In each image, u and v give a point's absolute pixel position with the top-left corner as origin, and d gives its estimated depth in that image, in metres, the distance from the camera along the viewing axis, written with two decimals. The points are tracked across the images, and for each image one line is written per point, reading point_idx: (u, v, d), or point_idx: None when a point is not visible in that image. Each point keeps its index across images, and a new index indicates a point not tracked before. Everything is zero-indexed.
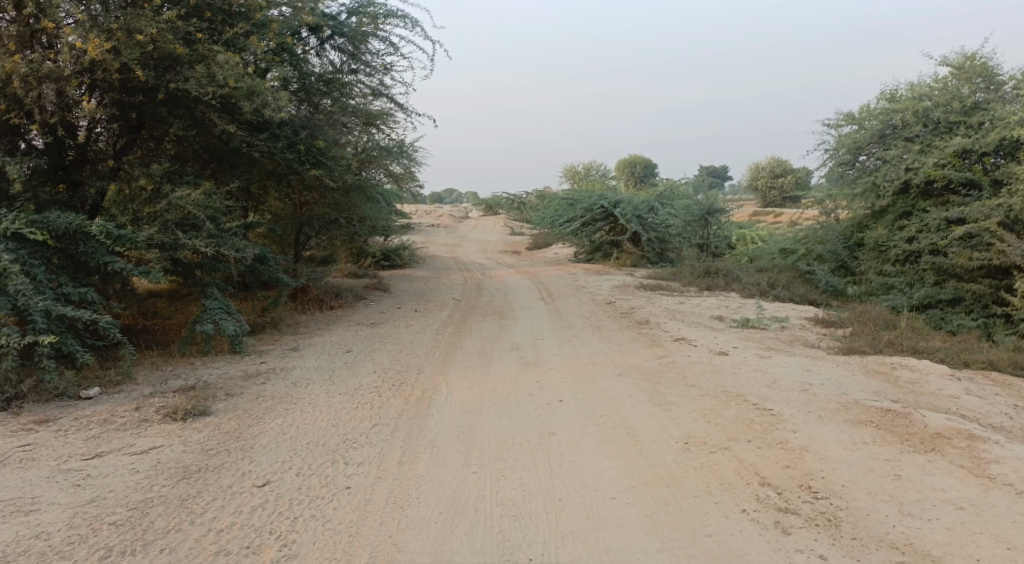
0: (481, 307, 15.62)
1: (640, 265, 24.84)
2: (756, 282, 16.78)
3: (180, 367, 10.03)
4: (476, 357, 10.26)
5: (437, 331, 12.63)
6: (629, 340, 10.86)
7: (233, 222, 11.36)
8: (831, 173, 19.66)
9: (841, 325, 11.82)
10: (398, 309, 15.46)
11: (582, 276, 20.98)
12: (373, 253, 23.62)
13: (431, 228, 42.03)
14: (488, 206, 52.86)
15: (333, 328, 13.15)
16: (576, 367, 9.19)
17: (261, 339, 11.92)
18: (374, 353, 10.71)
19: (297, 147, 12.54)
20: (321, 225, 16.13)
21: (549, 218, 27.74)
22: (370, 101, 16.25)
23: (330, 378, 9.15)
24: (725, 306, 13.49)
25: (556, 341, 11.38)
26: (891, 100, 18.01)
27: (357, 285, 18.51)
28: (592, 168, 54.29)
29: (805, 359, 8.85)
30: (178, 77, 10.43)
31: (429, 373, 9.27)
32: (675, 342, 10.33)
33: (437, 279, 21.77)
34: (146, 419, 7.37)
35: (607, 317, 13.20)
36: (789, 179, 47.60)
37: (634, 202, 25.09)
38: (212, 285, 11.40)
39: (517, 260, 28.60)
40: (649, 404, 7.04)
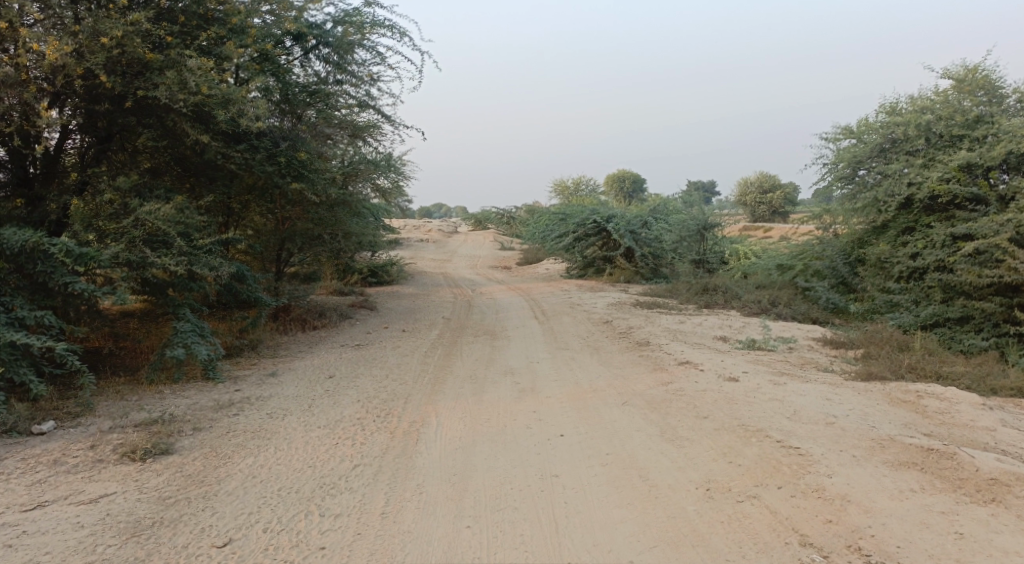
0: (471, 327, 14.93)
1: (634, 280, 24.30)
2: (757, 299, 16.16)
3: (146, 396, 9.22)
4: (467, 382, 9.58)
5: (425, 353, 11.92)
6: (630, 364, 10.22)
7: (207, 239, 10.66)
8: (830, 187, 19.13)
9: (851, 347, 11.23)
10: (384, 329, 14.74)
11: (576, 292, 20.35)
12: (359, 269, 22.88)
13: (420, 243, 41.37)
14: (478, 222, 52.37)
15: (316, 350, 12.45)
16: (575, 395, 8.52)
17: (238, 363, 11.19)
18: (357, 378, 9.98)
19: (278, 159, 11.85)
20: (305, 242, 15.50)
21: (541, 234, 27.20)
22: (356, 113, 15.58)
23: (309, 407, 8.44)
24: (727, 325, 12.88)
25: (552, 365, 10.70)
26: (890, 113, 17.51)
27: (343, 303, 17.79)
28: (582, 183, 53.77)
29: (823, 386, 8.23)
30: (147, 85, 9.82)
31: (418, 401, 8.58)
32: (679, 365, 9.69)
33: (426, 296, 21.07)
34: (101, 460, 6.60)
35: (605, 337, 12.55)
36: (779, 195, 47.42)
37: (627, 217, 24.85)
38: (185, 305, 10.65)
39: (508, 276, 27.94)
40: (659, 438, 6.40)
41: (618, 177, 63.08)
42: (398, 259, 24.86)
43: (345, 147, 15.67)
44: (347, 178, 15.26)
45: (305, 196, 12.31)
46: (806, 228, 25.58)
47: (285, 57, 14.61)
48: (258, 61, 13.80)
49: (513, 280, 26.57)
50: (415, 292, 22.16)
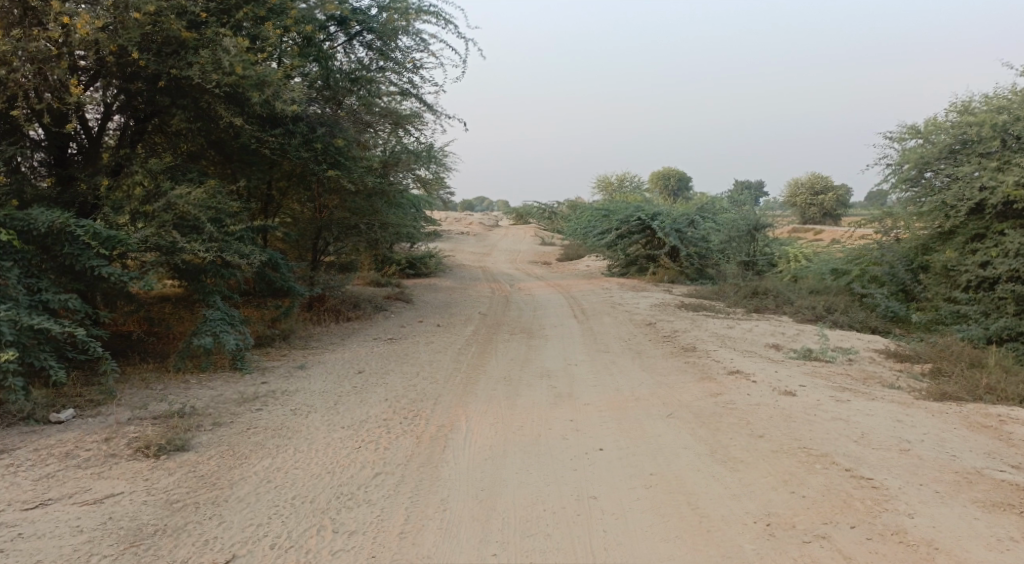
0: (508, 324, 14.46)
1: (679, 280, 23.63)
2: (811, 305, 15.36)
3: (171, 386, 8.91)
4: (501, 384, 9.08)
5: (460, 351, 11.49)
6: (675, 371, 9.62)
7: (240, 226, 10.36)
8: (892, 190, 18.17)
9: (917, 363, 10.48)
10: (419, 323, 14.34)
11: (617, 291, 19.73)
12: (397, 260, 22.57)
13: (460, 236, 41.04)
14: (519, 216, 51.85)
15: (349, 343, 12.13)
16: (616, 403, 7.96)
17: (268, 354, 10.89)
18: (387, 374, 9.57)
19: (313, 144, 11.50)
20: (342, 232, 15.19)
21: (583, 230, 26.60)
22: (398, 102, 15.21)
23: (334, 405, 8.02)
24: (780, 332, 12.18)
25: (591, 368, 10.15)
26: (963, 113, 16.50)
27: (379, 294, 17.47)
28: (625, 179, 52.88)
29: (890, 405, 7.58)
30: (181, 64, 9.50)
31: (448, 403, 8.10)
32: (729, 374, 9.07)
33: (464, 290, 20.67)
34: (114, 455, 6.22)
35: (648, 340, 11.96)
36: (830, 198, 46.01)
37: (673, 215, 24.12)
38: (216, 292, 10.35)
39: (547, 272, 27.40)
40: (709, 459, 5.83)
41: (663, 175, 61.98)
42: (437, 251, 24.49)
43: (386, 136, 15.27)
44: (387, 168, 14.90)
45: (341, 184, 11.98)
46: (861, 232, 24.47)
47: (328, 44, 14.31)
48: (301, 47, 13.48)
49: (552, 276, 26.02)
50: (453, 285, 21.77)
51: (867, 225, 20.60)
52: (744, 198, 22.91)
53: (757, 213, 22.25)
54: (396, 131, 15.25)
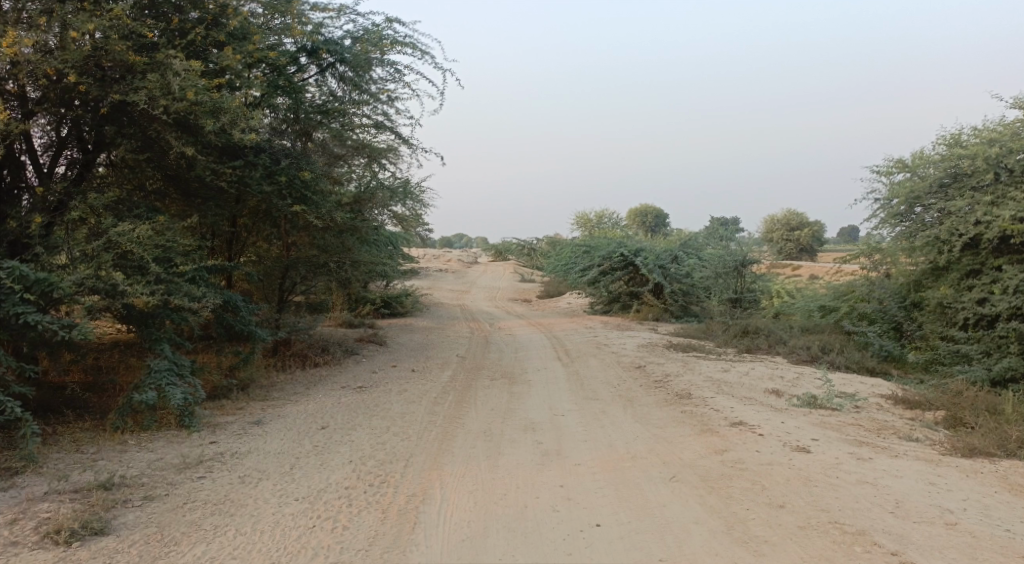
0: (488, 368, 13.54)
1: (663, 318, 22.88)
2: (806, 345, 14.66)
3: (106, 449, 7.87)
4: (481, 440, 8.14)
5: (434, 400, 10.53)
6: (671, 422, 8.75)
7: (192, 265, 9.44)
8: (881, 226, 17.66)
9: (929, 410, 9.73)
10: (392, 368, 13.40)
11: (600, 331, 18.93)
12: (371, 299, 21.63)
13: (438, 273, 40.20)
14: (498, 252, 51.16)
15: (315, 392, 11.17)
16: (609, 463, 7.05)
17: (221, 407, 9.88)
18: (354, 430, 8.58)
19: (278, 177, 10.59)
20: (309, 270, 14.09)
21: (563, 267, 25.88)
22: (372, 135, 14.38)
23: (291, 470, 7.03)
24: (778, 376, 11.41)
25: (578, 419, 9.25)
26: (952, 146, 16.07)
27: (350, 336, 16.49)
28: (604, 216, 52.46)
29: (918, 463, 6.78)
30: (127, 89, 8.66)
31: (421, 466, 7.14)
32: (732, 426, 8.24)
33: (442, 330, 19.75)
34: (16, 542, 5.22)
35: (639, 386, 11.10)
36: (806, 233, 45.90)
37: (657, 251, 23.45)
38: (164, 340, 9.37)
39: (528, 310, 26.56)
40: (731, 546, 4.95)
41: (641, 212, 61.85)
42: (413, 290, 23.59)
43: (360, 170, 14.48)
44: (360, 203, 14.07)
45: (307, 220, 11.06)
46: (848, 268, 23.94)
47: (298, 75, 13.50)
48: (268, 79, 12.72)
49: (532, 314, 25.17)
50: (430, 325, 20.84)
51: (855, 261, 20.04)
52: (729, 233, 22.11)
53: (745, 247, 21.28)
54: (371, 166, 14.49)
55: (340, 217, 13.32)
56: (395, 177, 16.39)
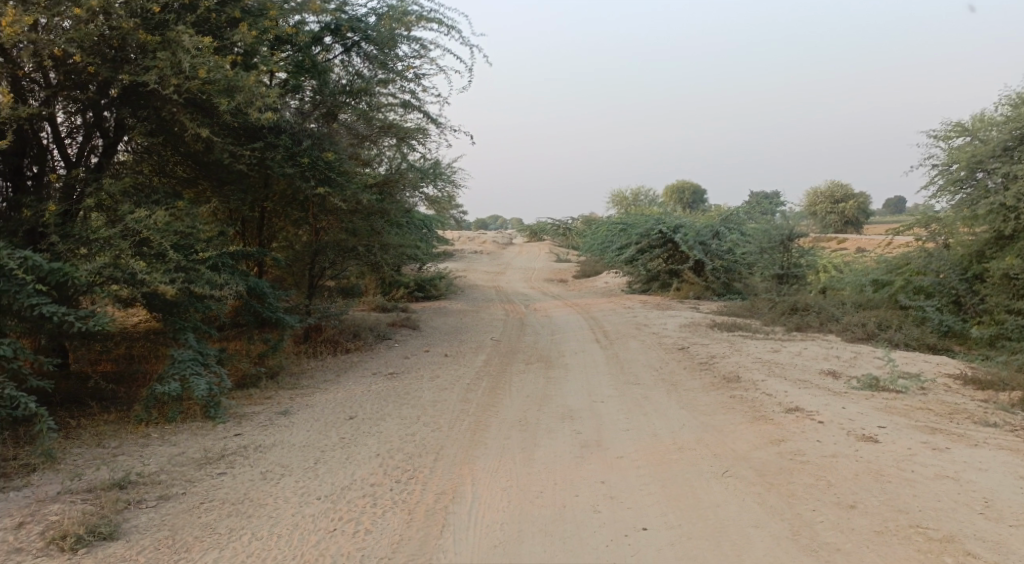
0: (524, 351, 13.05)
1: (704, 296, 22.10)
2: (860, 322, 13.85)
3: (128, 443, 7.57)
4: (516, 431, 7.65)
5: (468, 386, 10.06)
6: (721, 408, 8.15)
7: (212, 251, 9.09)
8: (939, 194, 16.65)
9: (1003, 391, 8.98)
10: (425, 353, 12.99)
11: (640, 311, 18.28)
12: (404, 283, 21.24)
13: (473, 255, 39.76)
14: (533, 233, 50.52)
15: (346, 379, 10.82)
16: (652, 455, 6.51)
17: (249, 396, 9.50)
18: (383, 420, 8.16)
19: (301, 159, 10.16)
20: (338, 254, 13.70)
21: (600, 246, 25.23)
22: (401, 115, 13.90)
23: (314, 465, 6.62)
24: (834, 356, 10.70)
25: (620, 406, 8.70)
26: (1017, 106, 15.01)
27: (383, 321, 16.12)
28: (640, 193, 51.39)
29: (1002, 453, 6.12)
30: (138, 69, 8.27)
31: (451, 460, 6.68)
32: (788, 412, 7.62)
33: (476, 312, 19.30)
34: (20, 550, 4.89)
35: (683, 369, 10.50)
36: (852, 205, 44.36)
37: (697, 227, 22.62)
38: (187, 328, 9.04)
39: (564, 291, 25.97)
40: (800, 557, 4.40)
41: (678, 188, 60.60)
42: (447, 272, 23.14)
43: (389, 151, 14.02)
44: (388, 185, 13.66)
45: (332, 202, 10.63)
46: (899, 240, 22.89)
47: (323, 54, 13.06)
48: (292, 60, 12.30)
49: (569, 294, 24.62)
50: (464, 307, 20.39)
51: (909, 233, 19.05)
52: (773, 206, 21.21)
53: (791, 221, 20.37)
54: (401, 146, 14.02)
55: (369, 199, 12.89)
56: (425, 158, 15.89)
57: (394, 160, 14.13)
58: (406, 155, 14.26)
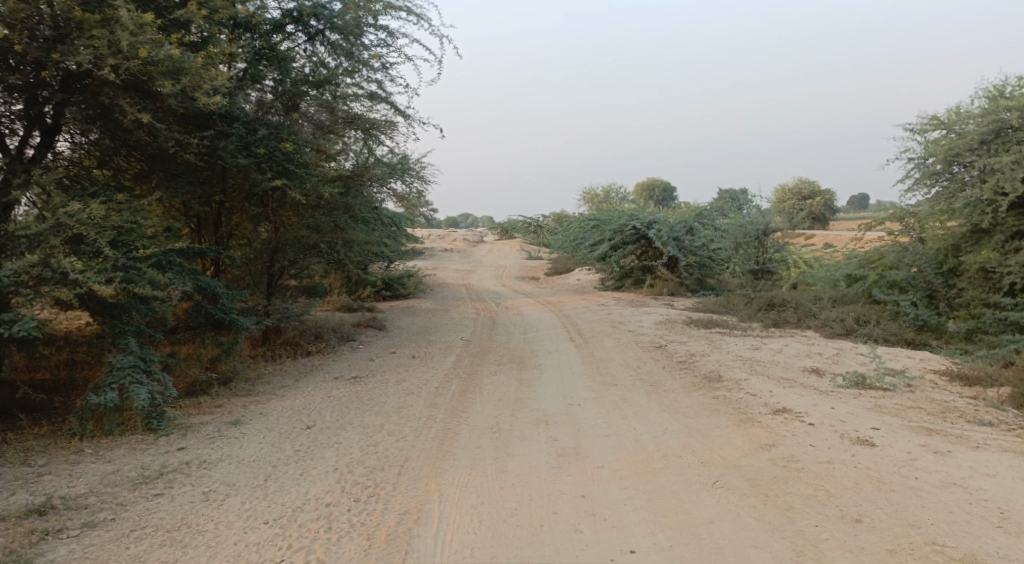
0: (495, 352, 12.52)
1: (678, 293, 21.76)
2: (838, 317, 13.53)
3: (57, 459, 6.90)
4: (487, 439, 7.11)
5: (436, 390, 9.48)
6: (704, 410, 7.70)
7: (155, 249, 8.46)
8: (914, 188, 16.43)
9: (993, 387, 8.68)
10: (391, 355, 12.38)
11: (613, 308, 17.84)
12: (371, 281, 20.56)
13: (443, 253, 39.08)
14: (504, 230, 49.96)
15: (306, 384, 10.17)
16: (632, 464, 6.04)
17: (197, 405, 8.89)
18: (344, 429, 7.56)
19: (255, 149, 9.54)
20: (299, 252, 13.03)
21: (572, 242, 24.77)
22: (366, 107, 13.24)
23: (264, 482, 6.04)
24: (816, 353, 10.33)
25: (597, 409, 8.21)
26: (995, 98, 14.78)
27: (347, 321, 15.46)
28: (611, 190, 51.03)
29: (1005, 456, 5.75)
30: (72, 49, 7.51)
31: (416, 474, 6.13)
32: (776, 414, 7.19)
33: (445, 311, 18.71)
34: None
35: (661, 368, 10.05)
36: (820, 201, 44.49)
37: (670, 222, 22.24)
38: (128, 332, 8.41)
39: (536, 288, 25.47)
40: None
41: (648, 185, 60.46)
42: (416, 270, 22.49)
43: (354, 144, 13.35)
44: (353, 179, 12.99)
45: (290, 195, 10.00)
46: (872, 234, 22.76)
47: (283, 42, 12.36)
48: (250, 47, 11.60)
49: (541, 292, 24.13)
50: (433, 306, 19.79)
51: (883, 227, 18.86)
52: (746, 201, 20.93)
53: (765, 215, 20.09)
54: (368, 139, 13.35)
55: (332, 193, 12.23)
56: (393, 154, 15.24)
57: (360, 154, 13.47)
58: (373, 149, 13.61)
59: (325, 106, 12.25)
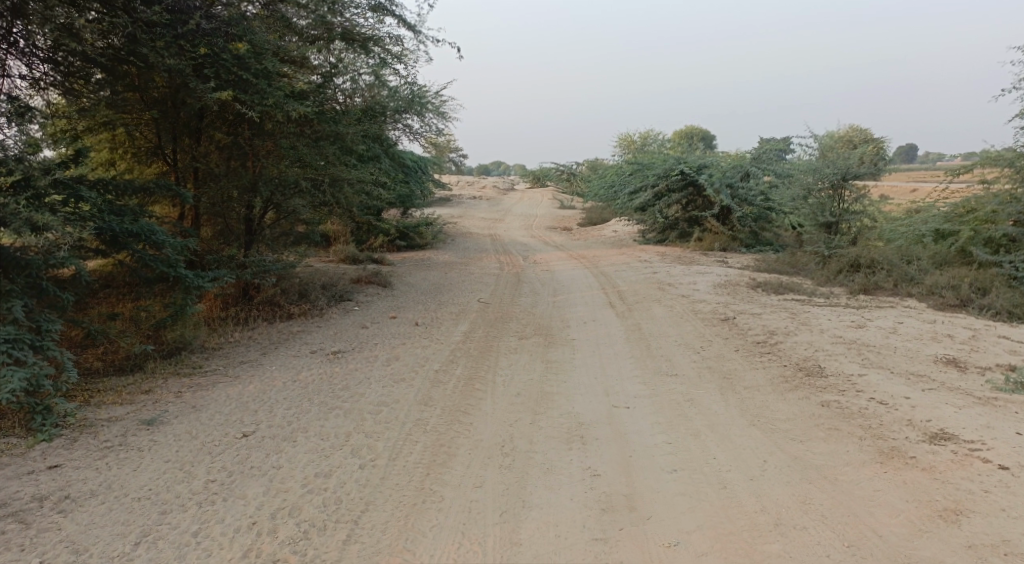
0: (518, 319, 10.15)
1: (730, 248, 19.02)
2: (949, 283, 10.83)
3: None
4: (494, 468, 4.75)
5: (433, 375, 7.16)
6: (815, 426, 5.26)
7: (46, 167, 6.91)
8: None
9: None
10: (391, 320, 10.08)
11: (659, 265, 15.27)
12: (384, 229, 18.16)
13: (472, 200, 36.49)
14: (536, 178, 47.19)
15: (274, 360, 7.93)
16: (727, 544, 3.75)
17: (118, 390, 6.68)
18: (292, 441, 5.24)
19: (194, 49, 7.73)
20: (277, 191, 10.51)
21: (612, 189, 22.11)
22: (370, 19, 10.64)
23: (131, 550, 3.87)
24: (945, 336, 7.77)
25: (654, 416, 5.82)
26: None
27: (347, 276, 13.11)
28: (649, 137, 47.77)
29: None
30: None
31: (376, 543, 3.90)
32: (934, 443, 4.77)
33: (464, 266, 16.27)
34: None
35: (734, 353, 7.58)
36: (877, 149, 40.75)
37: (724, 166, 19.54)
38: (14, 292, 6.11)
39: (567, 240, 22.88)
40: None
41: (690, 133, 56.60)
42: (434, 218, 20.05)
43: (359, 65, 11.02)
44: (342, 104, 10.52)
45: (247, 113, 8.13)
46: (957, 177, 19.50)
47: None
48: None
49: (574, 244, 21.61)
50: (451, 259, 17.36)
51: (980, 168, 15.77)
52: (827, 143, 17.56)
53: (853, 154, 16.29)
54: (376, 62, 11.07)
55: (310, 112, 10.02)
56: (405, 82, 12.84)
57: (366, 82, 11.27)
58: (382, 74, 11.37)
59: (318, 18, 9.73)
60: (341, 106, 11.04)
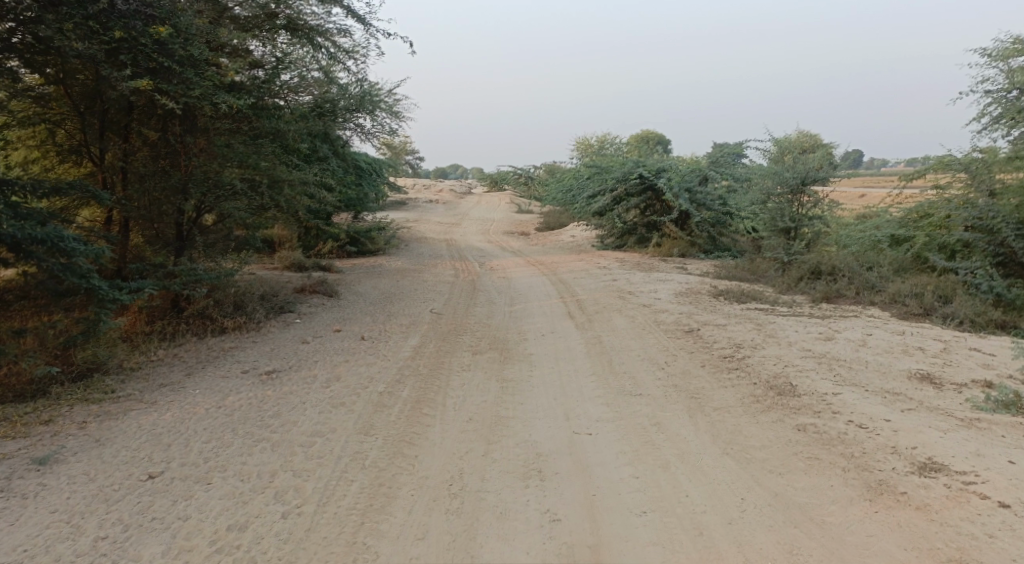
0: (470, 331, 9.57)
1: (689, 253, 18.71)
2: (913, 291, 10.56)
3: None
4: (438, 514, 4.28)
5: (377, 398, 6.53)
6: (795, 455, 4.81)
7: None
8: (992, 129, 13.44)
9: None
10: (336, 334, 9.41)
11: (618, 272, 14.85)
12: (334, 234, 17.41)
13: (429, 204, 35.79)
14: (495, 181, 46.64)
15: (200, 382, 7.24)
16: None
17: (13, 422, 5.99)
18: (205, 483, 4.70)
19: (108, 32, 6.99)
20: (211, 194, 9.58)
21: (570, 193, 21.66)
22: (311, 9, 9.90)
23: None
24: (917, 349, 7.41)
25: (619, 444, 5.30)
26: None
27: (291, 285, 12.36)
28: (607, 141, 47.65)
29: None
30: None
31: None
32: (925, 475, 4.35)
33: (417, 273, 15.63)
34: None
35: (701, 369, 7.11)
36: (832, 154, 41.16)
37: (682, 170, 19.24)
38: None
39: (525, 245, 22.35)
40: None
41: (645, 138, 56.56)
42: (387, 222, 19.37)
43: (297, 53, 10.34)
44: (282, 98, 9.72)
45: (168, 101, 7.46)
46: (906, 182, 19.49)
47: None
48: None
49: (532, 250, 21.10)
50: (404, 266, 16.69)
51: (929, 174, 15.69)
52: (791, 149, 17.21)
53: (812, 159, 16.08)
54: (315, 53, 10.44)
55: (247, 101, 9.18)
56: (353, 81, 12.18)
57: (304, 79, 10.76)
58: (324, 68, 10.73)
59: None
60: (281, 103, 10.26)
